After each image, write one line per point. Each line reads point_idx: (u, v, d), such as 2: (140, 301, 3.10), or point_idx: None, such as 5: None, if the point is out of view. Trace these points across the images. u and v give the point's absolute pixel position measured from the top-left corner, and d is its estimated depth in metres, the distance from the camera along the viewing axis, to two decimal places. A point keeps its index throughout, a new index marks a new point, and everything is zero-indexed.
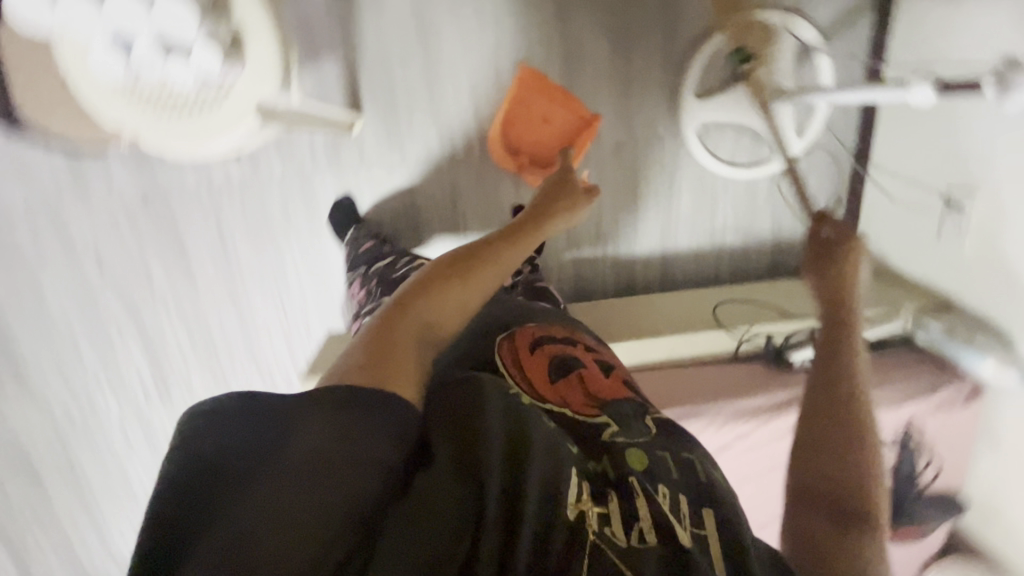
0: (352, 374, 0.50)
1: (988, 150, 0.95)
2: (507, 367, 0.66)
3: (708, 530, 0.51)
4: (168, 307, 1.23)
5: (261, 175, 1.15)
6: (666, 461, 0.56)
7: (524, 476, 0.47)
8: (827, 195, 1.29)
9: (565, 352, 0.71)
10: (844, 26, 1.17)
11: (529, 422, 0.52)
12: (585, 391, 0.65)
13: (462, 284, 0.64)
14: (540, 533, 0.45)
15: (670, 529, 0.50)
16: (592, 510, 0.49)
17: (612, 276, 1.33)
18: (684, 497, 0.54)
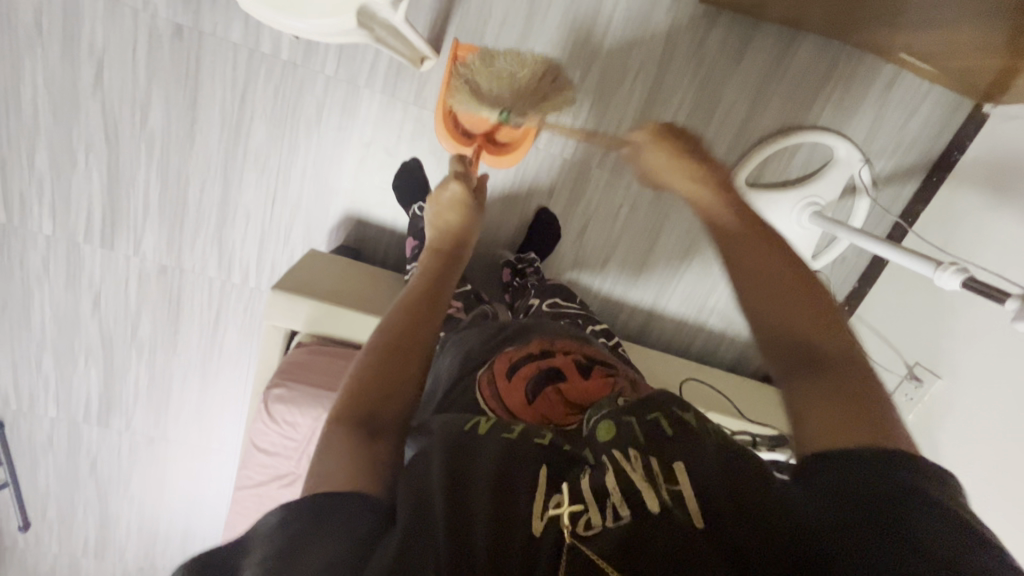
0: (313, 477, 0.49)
1: (957, 347, 1.04)
2: (489, 403, 0.65)
3: (683, 483, 0.47)
4: (152, 151, 1.12)
5: (311, 67, 1.07)
6: (633, 427, 0.52)
7: (469, 488, 0.47)
8: None
9: (542, 367, 0.69)
10: (892, 183, 1.25)
11: (463, 445, 0.51)
12: (564, 401, 0.65)
13: (384, 375, 0.58)
14: (500, 528, 0.44)
15: (640, 492, 0.47)
16: (562, 508, 0.46)
17: (596, 309, 1.35)
18: (655, 458, 0.50)
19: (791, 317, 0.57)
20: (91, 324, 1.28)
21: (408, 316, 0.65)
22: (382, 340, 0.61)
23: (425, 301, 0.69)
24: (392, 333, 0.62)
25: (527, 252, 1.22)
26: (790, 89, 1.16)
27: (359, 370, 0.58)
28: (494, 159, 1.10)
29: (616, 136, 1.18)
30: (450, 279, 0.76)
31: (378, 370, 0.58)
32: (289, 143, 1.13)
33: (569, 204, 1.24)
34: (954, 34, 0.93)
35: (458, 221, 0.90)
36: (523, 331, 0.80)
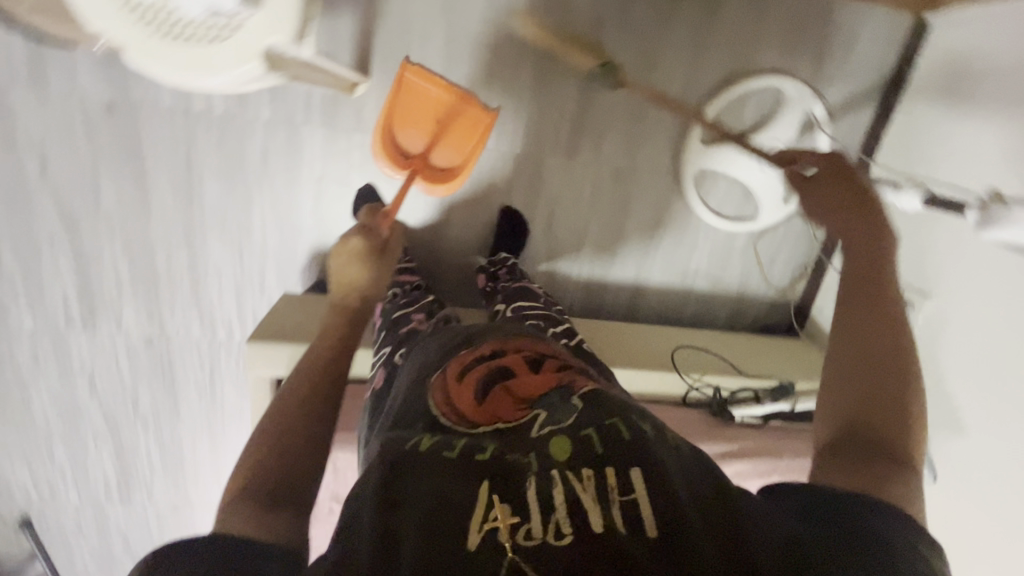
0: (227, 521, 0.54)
1: (942, 263, 1.03)
2: (438, 406, 0.63)
3: (636, 493, 0.50)
4: (112, 229, 1.13)
5: (247, 115, 1.07)
6: (587, 441, 0.55)
7: (403, 509, 0.50)
8: (795, 262, 1.37)
9: (493, 368, 0.69)
10: (849, 111, 1.23)
11: (403, 465, 0.53)
12: (513, 398, 0.64)
13: (311, 408, 0.64)
14: (431, 544, 0.46)
15: (586, 507, 0.50)
16: (502, 522, 0.48)
17: (581, 296, 1.34)
18: (610, 468, 0.53)
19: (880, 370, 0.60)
20: (91, 407, 1.30)
21: (335, 348, 0.70)
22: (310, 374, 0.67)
23: (354, 333, 0.73)
24: (320, 368, 0.67)
25: (498, 253, 1.21)
26: (727, 39, 1.15)
27: (274, 416, 0.63)
28: (428, 186, 1.09)
29: (562, 122, 1.17)
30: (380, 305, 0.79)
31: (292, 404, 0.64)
32: (243, 195, 1.14)
33: (530, 197, 1.23)
34: None
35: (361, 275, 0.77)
36: (480, 331, 0.77)
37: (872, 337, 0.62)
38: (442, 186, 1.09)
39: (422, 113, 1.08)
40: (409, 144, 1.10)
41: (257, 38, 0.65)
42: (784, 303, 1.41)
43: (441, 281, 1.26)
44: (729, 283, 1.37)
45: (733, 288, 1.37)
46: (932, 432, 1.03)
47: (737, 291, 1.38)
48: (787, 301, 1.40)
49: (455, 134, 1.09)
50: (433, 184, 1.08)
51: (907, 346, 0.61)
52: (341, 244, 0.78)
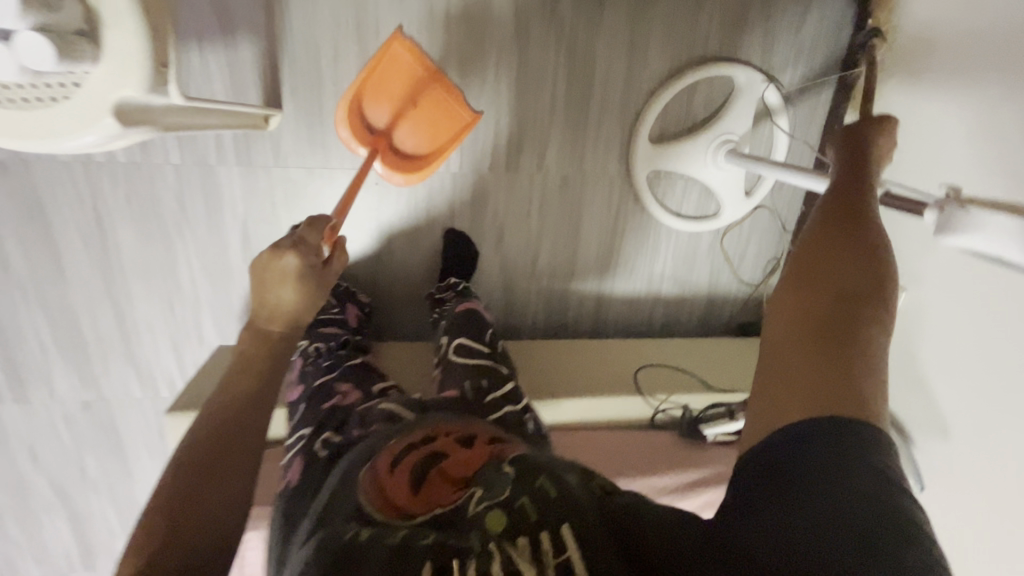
0: None
1: (916, 255, 0.96)
2: (374, 501, 0.53)
3: (571, 553, 0.46)
4: (27, 295, 1.05)
5: (154, 161, 0.99)
6: (521, 505, 0.50)
7: None
8: (765, 257, 1.29)
9: (422, 446, 0.60)
10: (806, 94, 1.15)
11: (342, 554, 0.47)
12: (450, 480, 0.56)
13: (197, 504, 0.54)
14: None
15: (524, 572, 0.45)
16: None
17: (542, 314, 1.26)
18: (546, 532, 0.48)
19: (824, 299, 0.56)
20: (36, 479, 1.23)
21: (220, 426, 0.60)
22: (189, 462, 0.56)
23: (249, 402, 0.63)
24: (202, 455, 0.57)
25: (447, 278, 1.13)
26: (667, 30, 1.06)
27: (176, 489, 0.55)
28: (387, 171, 1.00)
29: (499, 134, 1.09)
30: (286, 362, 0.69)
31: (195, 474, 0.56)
32: (163, 245, 1.06)
33: (475, 217, 1.15)
34: None
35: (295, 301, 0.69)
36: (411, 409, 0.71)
37: (821, 277, 0.58)
38: (403, 177, 1.00)
39: (396, 89, 0.99)
40: (376, 120, 1.00)
41: (99, 98, 0.57)
42: (757, 300, 1.33)
43: (389, 314, 1.18)
44: (698, 285, 1.29)
45: (703, 290, 1.30)
46: (917, 436, 0.96)
47: (708, 293, 1.31)
48: (760, 298, 1.32)
49: (424, 120, 1.00)
50: (392, 172, 0.99)
51: (866, 284, 0.56)
52: (268, 257, 0.68)
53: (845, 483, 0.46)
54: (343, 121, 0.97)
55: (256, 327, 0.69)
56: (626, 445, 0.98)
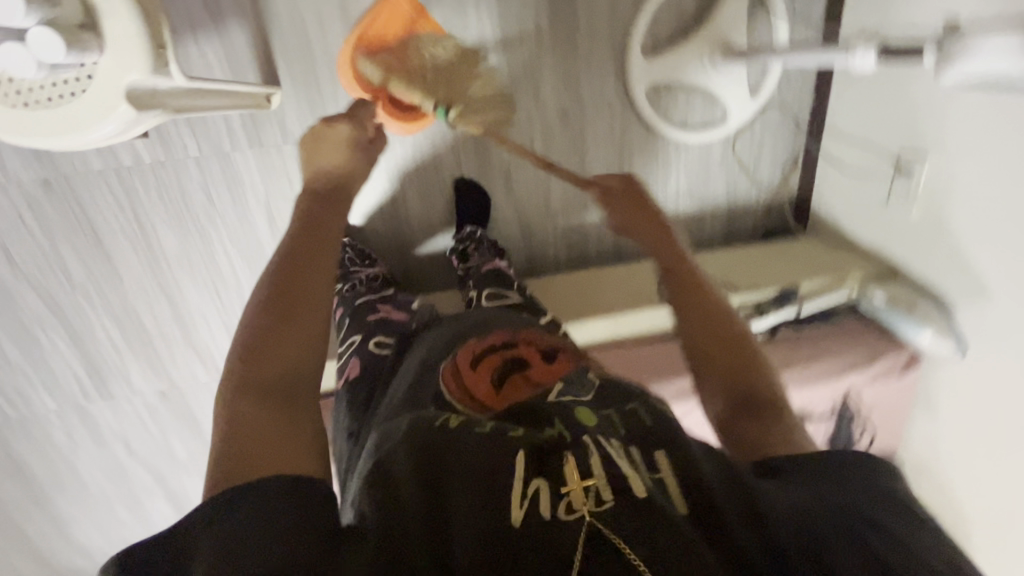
0: (233, 429, 0.51)
1: (939, 117, 0.91)
2: (455, 393, 0.62)
3: (665, 472, 0.50)
4: (92, 299, 1.15)
5: (176, 157, 1.06)
6: (612, 422, 0.55)
7: (444, 489, 0.48)
8: (783, 157, 1.25)
9: (508, 357, 0.67)
10: None
11: (439, 443, 0.51)
12: (528, 381, 0.63)
13: (270, 368, 0.56)
14: (486, 530, 0.44)
15: (627, 481, 0.47)
16: (541, 492, 0.46)
17: (563, 249, 1.28)
18: (636, 447, 0.52)
19: (734, 363, 0.69)
20: (133, 467, 1.36)
21: (294, 265, 0.64)
22: (251, 339, 0.58)
23: (319, 247, 0.68)
24: (280, 285, 0.62)
25: (465, 226, 1.16)
26: None
27: (258, 313, 0.60)
28: (384, 118, 1.03)
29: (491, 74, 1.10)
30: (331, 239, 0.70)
31: (276, 304, 0.60)
32: (199, 236, 1.13)
33: (482, 162, 1.17)
34: None
35: (344, 159, 0.84)
36: (486, 323, 0.76)
37: (720, 346, 0.71)
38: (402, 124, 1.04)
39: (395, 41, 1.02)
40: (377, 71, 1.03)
41: (111, 84, 0.62)
42: (781, 203, 1.30)
43: (415, 271, 1.24)
44: (717, 196, 1.27)
45: (722, 201, 1.28)
46: (959, 303, 0.94)
47: (726, 203, 1.28)
48: (784, 199, 1.29)
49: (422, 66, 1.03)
50: (390, 117, 1.03)
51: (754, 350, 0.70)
52: (324, 126, 0.84)
53: (841, 502, 0.51)
54: (346, 74, 1.02)
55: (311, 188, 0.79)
56: (656, 354, 1.00)
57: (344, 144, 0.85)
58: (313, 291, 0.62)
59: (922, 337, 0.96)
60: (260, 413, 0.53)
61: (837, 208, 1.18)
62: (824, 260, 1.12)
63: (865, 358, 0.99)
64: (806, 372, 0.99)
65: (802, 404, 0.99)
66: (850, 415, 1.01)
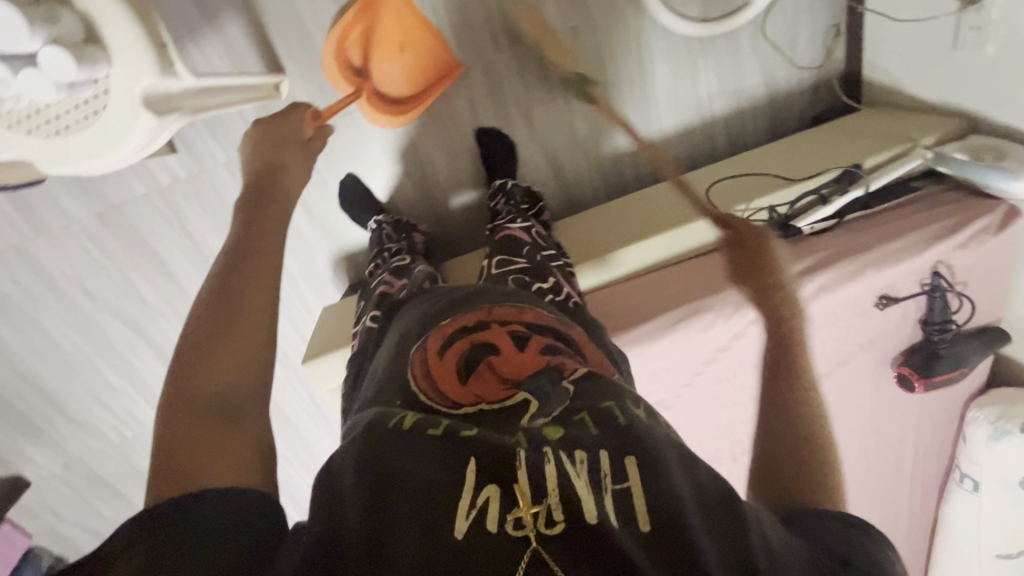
0: (167, 447, 0.48)
1: None
2: (421, 384, 0.58)
3: (632, 482, 0.44)
4: (166, 316, 1.23)
5: (207, 166, 1.09)
6: (583, 423, 0.49)
7: (388, 495, 0.44)
8: (822, 29, 1.13)
9: (477, 342, 0.60)
10: None
11: (384, 450, 0.47)
12: (497, 378, 0.56)
13: (206, 377, 0.52)
14: (423, 543, 0.40)
15: (581, 498, 0.43)
16: (487, 503, 0.42)
17: (598, 181, 1.23)
18: (604, 452, 0.46)
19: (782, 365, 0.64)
20: None
21: (236, 266, 0.60)
22: (189, 344, 0.54)
23: (260, 244, 0.64)
24: (222, 289, 0.58)
25: (494, 181, 1.12)
26: None
27: (196, 323, 0.55)
28: (371, 113, 1.05)
29: (491, 9, 1.04)
30: (275, 240, 0.65)
31: (217, 311, 0.56)
32: None
33: (499, 108, 1.13)
34: None
35: (279, 151, 0.78)
36: (464, 298, 0.68)
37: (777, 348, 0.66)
38: (388, 118, 1.05)
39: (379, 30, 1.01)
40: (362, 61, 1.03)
41: (130, 95, 0.64)
42: (827, 81, 1.18)
43: (455, 234, 1.23)
44: (753, 88, 1.17)
45: (759, 92, 1.17)
46: None
47: (765, 93, 1.18)
48: (830, 76, 1.17)
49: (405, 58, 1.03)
50: (373, 112, 1.04)
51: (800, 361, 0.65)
52: (266, 123, 0.80)
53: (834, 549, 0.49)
54: (335, 66, 1.01)
55: (248, 191, 0.71)
56: (712, 265, 0.95)
57: (283, 144, 0.79)
58: (256, 292, 0.58)
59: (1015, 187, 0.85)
60: (194, 422, 0.49)
61: (895, 71, 1.06)
62: (886, 131, 1.02)
63: (953, 223, 0.89)
64: (885, 252, 0.90)
65: (884, 284, 0.91)
66: (942, 288, 0.91)
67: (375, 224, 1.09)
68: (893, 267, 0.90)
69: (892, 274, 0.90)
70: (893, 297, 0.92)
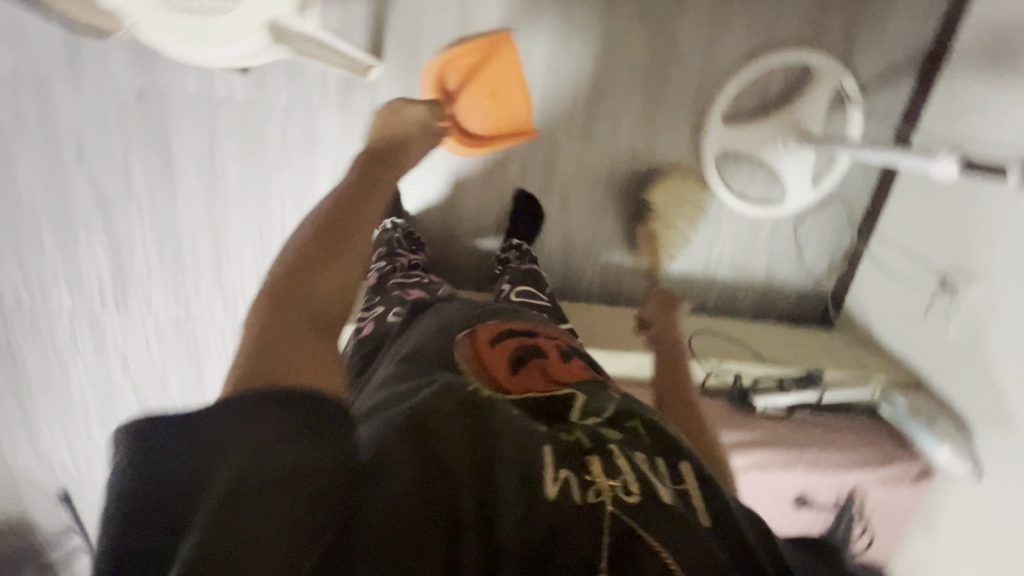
0: (257, 355, 0.42)
1: (995, 245, 0.95)
2: (469, 361, 0.57)
3: (689, 483, 0.46)
4: (141, 210, 1.17)
5: (266, 99, 1.11)
6: (636, 428, 0.51)
7: (485, 452, 0.43)
8: (827, 251, 1.28)
9: (525, 346, 0.62)
10: (883, 87, 1.15)
11: (468, 410, 0.46)
12: (546, 378, 0.57)
13: (304, 295, 0.49)
14: (529, 509, 0.40)
15: (651, 483, 0.44)
16: (567, 481, 0.42)
17: (597, 283, 1.30)
18: (662, 456, 0.49)
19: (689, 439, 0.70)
20: (124, 386, 1.35)
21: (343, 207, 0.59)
22: (290, 263, 0.51)
23: (365, 192, 0.63)
24: (323, 221, 0.56)
25: (509, 240, 1.18)
26: (748, 12, 1.10)
27: (299, 247, 0.53)
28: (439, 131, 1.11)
29: (579, 101, 1.15)
30: (380, 191, 0.65)
31: (323, 239, 0.54)
32: (263, 178, 1.17)
33: (546, 181, 1.21)
34: None
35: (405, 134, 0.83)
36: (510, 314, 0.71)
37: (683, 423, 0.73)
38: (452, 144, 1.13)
39: (482, 71, 1.10)
40: (454, 86, 1.11)
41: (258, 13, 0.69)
42: (815, 294, 1.31)
43: (453, 267, 1.26)
44: (756, 270, 1.29)
45: (760, 276, 1.30)
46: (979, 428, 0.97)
47: (763, 279, 1.30)
48: (819, 292, 1.30)
49: (491, 103, 1.12)
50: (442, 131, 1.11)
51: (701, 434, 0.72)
52: (403, 104, 0.86)
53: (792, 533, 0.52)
54: (428, 78, 1.09)
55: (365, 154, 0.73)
56: None
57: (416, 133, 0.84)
58: (359, 231, 0.56)
59: (940, 451, 0.95)
60: (288, 335, 0.45)
61: (870, 312, 1.21)
62: (850, 355, 1.13)
63: (878, 458, 0.99)
64: (817, 459, 0.97)
65: (807, 485, 0.98)
66: (851, 512, 0.99)
67: (390, 225, 1.12)
68: (820, 473, 0.97)
69: (819, 480, 0.97)
70: (810, 501, 0.99)
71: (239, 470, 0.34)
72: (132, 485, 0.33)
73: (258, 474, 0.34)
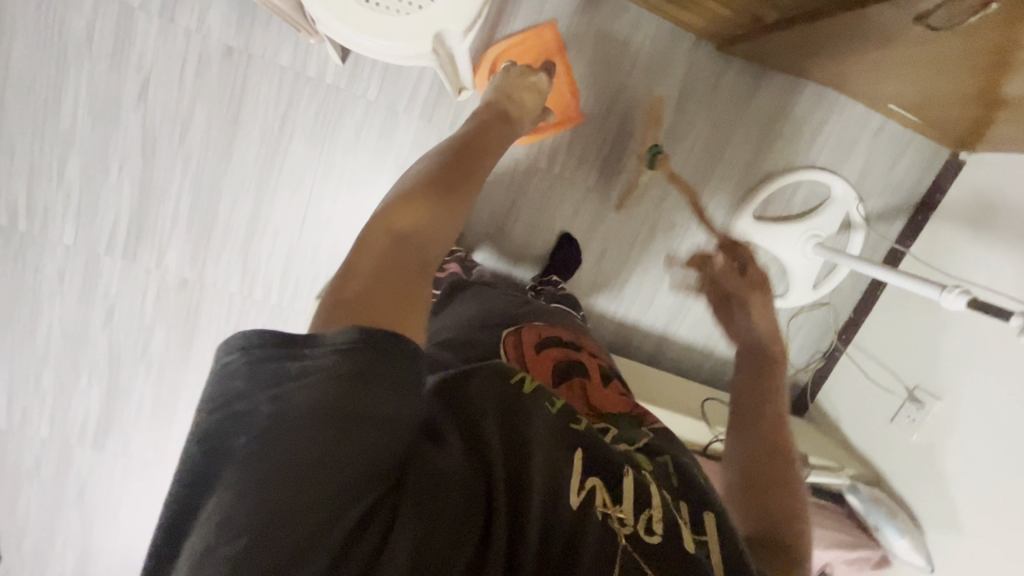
0: (369, 266, 0.52)
1: (958, 374, 1.12)
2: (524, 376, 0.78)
3: (709, 534, 0.56)
4: (188, 163, 1.13)
5: (353, 91, 1.13)
6: (665, 470, 0.64)
7: (522, 443, 0.52)
8: (809, 350, 1.42)
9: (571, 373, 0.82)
10: (882, 221, 1.36)
11: (516, 402, 0.56)
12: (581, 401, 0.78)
13: (413, 229, 0.57)
14: (550, 504, 0.50)
15: (672, 524, 0.55)
16: (598, 493, 0.53)
17: (611, 335, 1.38)
18: (684, 504, 0.59)
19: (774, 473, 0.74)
20: (99, 339, 1.24)
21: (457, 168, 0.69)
22: (408, 196, 0.61)
23: (475, 163, 0.73)
24: (444, 174, 0.66)
25: (547, 275, 1.24)
26: (792, 132, 1.27)
27: (416, 186, 0.63)
28: None
29: (636, 168, 1.26)
30: (487, 166, 0.75)
31: (433, 187, 0.63)
32: (325, 163, 1.16)
33: (590, 231, 1.29)
34: (927, 92, 1.07)
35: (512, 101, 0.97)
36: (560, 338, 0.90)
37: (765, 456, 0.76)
38: None
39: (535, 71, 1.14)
40: None
41: None
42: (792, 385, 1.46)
43: None
44: None
45: None
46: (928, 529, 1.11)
47: None
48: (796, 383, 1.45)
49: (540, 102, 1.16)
50: None
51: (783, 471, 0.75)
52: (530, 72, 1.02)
53: None
54: None
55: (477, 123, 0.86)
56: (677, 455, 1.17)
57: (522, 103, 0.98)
58: (464, 194, 0.66)
59: (899, 543, 1.10)
60: (395, 262, 0.53)
61: (840, 410, 1.36)
62: (823, 445, 1.27)
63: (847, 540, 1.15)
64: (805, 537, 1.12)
65: None
66: None
67: None
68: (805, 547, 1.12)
69: None
70: None
71: (321, 398, 0.42)
72: (240, 388, 0.44)
73: (334, 407, 0.42)
